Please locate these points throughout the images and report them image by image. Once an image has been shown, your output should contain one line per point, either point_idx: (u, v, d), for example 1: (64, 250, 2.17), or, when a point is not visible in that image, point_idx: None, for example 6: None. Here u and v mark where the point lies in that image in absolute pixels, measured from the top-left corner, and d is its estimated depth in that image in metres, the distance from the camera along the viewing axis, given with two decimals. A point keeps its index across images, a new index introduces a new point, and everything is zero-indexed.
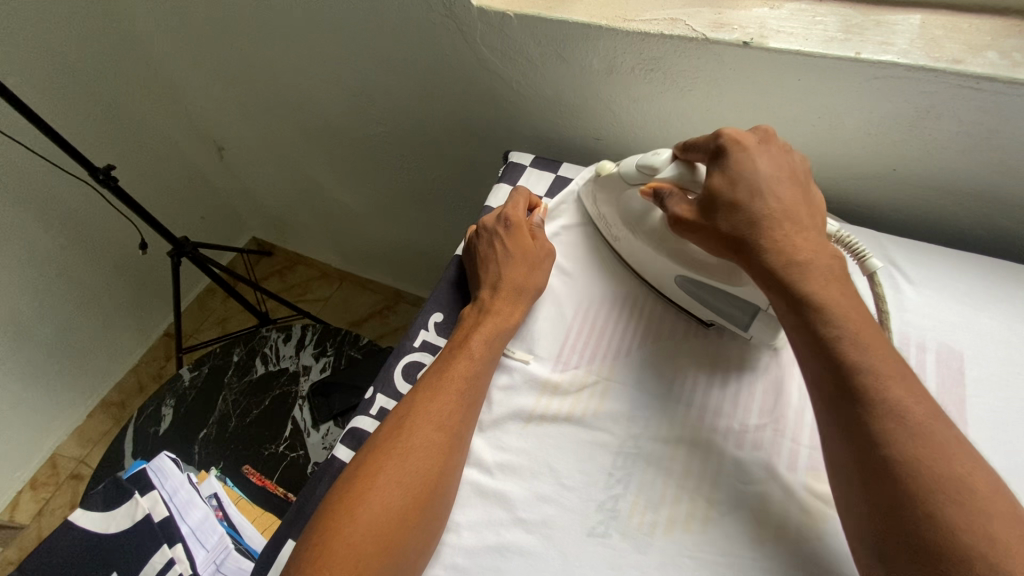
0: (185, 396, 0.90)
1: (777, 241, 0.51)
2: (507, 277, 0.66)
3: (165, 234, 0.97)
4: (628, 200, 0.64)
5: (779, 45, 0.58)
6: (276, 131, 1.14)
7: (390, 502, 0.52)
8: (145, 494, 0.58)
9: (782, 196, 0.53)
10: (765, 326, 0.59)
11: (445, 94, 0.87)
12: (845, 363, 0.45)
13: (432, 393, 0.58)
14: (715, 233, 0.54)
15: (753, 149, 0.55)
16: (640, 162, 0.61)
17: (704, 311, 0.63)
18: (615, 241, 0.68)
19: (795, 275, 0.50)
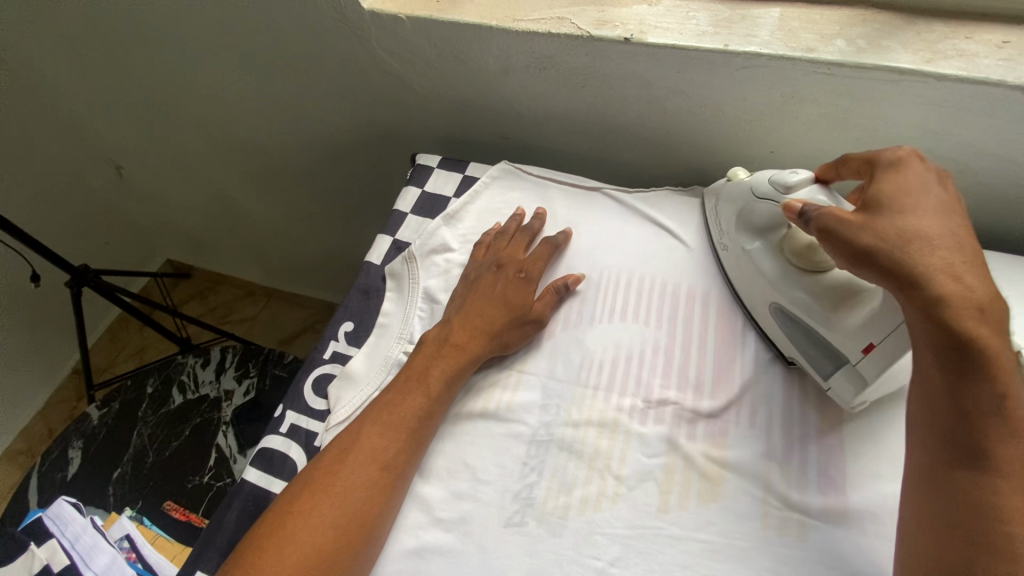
0: (94, 436, 0.95)
1: (942, 270, 0.39)
2: (486, 325, 0.55)
3: (62, 264, 1.10)
4: (750, 216, 0.55)
5: (657, 39, 0.59)
6: (179, 146, 1.14)
7: (312, 546, 0.43)
8: (43, 544, 0.58)
9: (953, 226, 0.41)
10: (855, 383, 0.47)
11: (341, 101, 0.85)
12: (988, 424, 0.38)
13: (385, 421, 0.49)
14: (864, 249, 0.41)
15: (921, 169, 0.44)
16: (774, 178, 0.53)
17: (788, 345, 0.52)
18: (721, 253, 0.59)
19: (965, 312, 0.38)
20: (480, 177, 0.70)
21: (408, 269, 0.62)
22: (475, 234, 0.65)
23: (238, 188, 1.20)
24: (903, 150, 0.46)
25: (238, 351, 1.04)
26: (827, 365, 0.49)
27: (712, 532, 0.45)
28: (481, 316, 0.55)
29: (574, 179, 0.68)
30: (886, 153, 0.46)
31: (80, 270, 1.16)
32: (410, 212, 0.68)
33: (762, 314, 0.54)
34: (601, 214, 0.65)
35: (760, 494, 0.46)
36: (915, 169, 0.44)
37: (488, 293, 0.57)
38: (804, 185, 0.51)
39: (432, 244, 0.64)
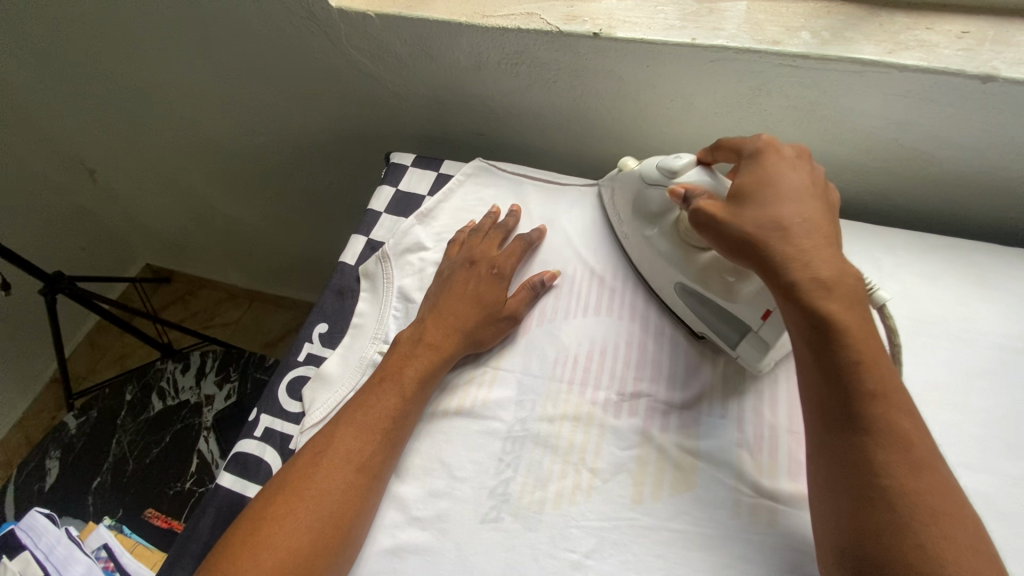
0: (72, 445, 0.94)
1: (794, 253, 0.44)
2: (465, 324, 0.55)
3: (34, 272, 1.08)
4: (643, 203, 0.57)
5: (625, 34, 0.59)
6: (152, 149, 1.12)
7: (287, 553, 0.42)
8: (15, 556, 0.57)
9: (805, 206, 0.47)
10: (755, 346, 0.50)
11: (313, 100, 0.84)
12: (852, 386, 0.41)
13: (360, 423, 0.49)
14: (735, 239, 0.47)
15: (779, 158, 0.50)
16: (661, 163, 0.55)
17: (693, 320, 0.54)
18: (622, 242, 0.61)
19: (815, 286, 0.43)
20: (455, 175, 0.69)
21: (383, 269, 0.62)
22: (450, 232, 0.65)
23: (214, 191, 1.18)
24: (760, 137, 0.52)
25: (217, 355, 1.03)
26: (733, 333, 0.52)
27: (684, 521, 0.46)
28: (456, 313, 0.55)
29: (548, 175, 0.68)
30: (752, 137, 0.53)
31: (54, 277, 1.14)
32: (384, 211, 0.68)
33: (669, 294, 0.56)
34: (575, 209, 0.65)
35: (733, 483, 0.47)
36: (772, 158, 0.50)
37: (461, 288, 0.57)
38: (688, 168, 0.54)
39: (407, 243, 0.64)
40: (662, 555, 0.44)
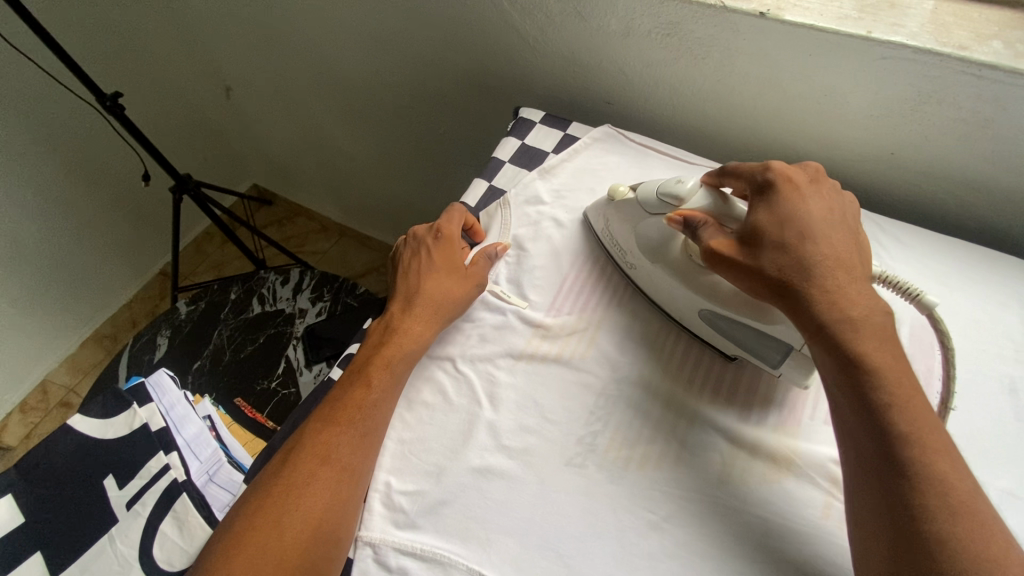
0: (180, 328, 1.03)
1: (823, 293, 0.44)
2: (425, 294, 0.56)
3: (169, 170, 1.19)
4: (643, 231, 0.55)
5: (794, 17, 0.56)
6: (286, 75, 1.19)
7: (306, 525, 0.45)
8: (143, 405, 0.61)
9: (833, 242, 0.46)
10: (801, 365, 0.48)
11: (452, 46, 0.87)
12: (879, 427, 0.40)
13: (332, 421, 0.49)
14: (761, 276, 0.46)
15: (800, 186, 0.48)
16: (660, 188, 0.52)
17: (726, 344, 0.52)
18: (628, 270, 0.58)
19: (844, 328, 0.43)
20: (582, 138, 0.70)
21: (501, 214, 0.65)
22: (568, 190, 0.66)
23: (333, 123, 1.25)
24: (771, 167, 0.50)
25: (315, 274, 1.10)
26: (773, 356, 0.49)
27: (769, 509, 0.46)
28: (433, 290, 0.56)
29: (676, 152, 0.68)
30: (763, 163, 0.51)
31: (183, 178, 1.24)
32: (508, 160, 0.69)
33: (692, 322, 0.54)
34: None
35: (825, 487, 0.46)
36: (792, 187, 0.48)
37: (418, 265, 0.59)
38: (694, 193, 0.51)
39: (525, 193, 0.66)
40: (742, 536, 0.45)
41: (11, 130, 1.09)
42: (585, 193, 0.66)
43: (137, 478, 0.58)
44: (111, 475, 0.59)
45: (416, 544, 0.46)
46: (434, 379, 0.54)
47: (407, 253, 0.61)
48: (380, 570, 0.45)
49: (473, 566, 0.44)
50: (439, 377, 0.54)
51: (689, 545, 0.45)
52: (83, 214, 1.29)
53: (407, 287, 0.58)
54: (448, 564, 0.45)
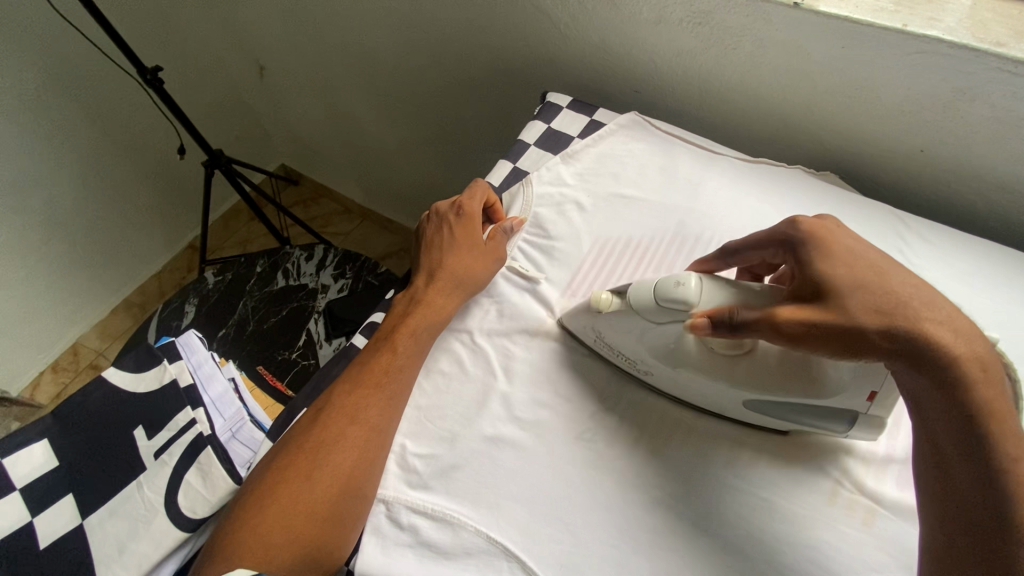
0: (207, 297, 1.07)
1: (937, 338, 0.38)
2: (447, 267, 0.58)
3: (203, 144, 1.23)
4: (649, 340, 0.49)
5: (829, 8, 0.56)
6: (317, 55, 1.21)
7: (334, 480, 0.47)
8: (173, 361, 0.64)
9: (919, 282, 0.41)
10: (870, 426, 0.46)
11: (483, 30, 0.87)
12: (1002, 481, 0.35)
13: (358, 383, 0.51)
14: (852, 322, 0.40)
15: (839, 233, 0.44)
16: (659, 294, 0.47)
17: (783, 423, 0.48)
18: (644, 377, 0.52)
19: (966, 370, 0.37)
20: (607, 124, 0.71)
21: (524, 193, 0.66)
22: (592, 174, 0.67)
23: (361, 105, 1.27)
24: (797, 224, 0.46)
25: (338, 252, 1.13)
26: (839, 423, 0.46)
27: (773, 493, 0.47)
28: (455, 264, 0.58)
29: (701, 141, 0.68)
30: (782, 223, 0.47)
31: (216, 153, 1.28)
32: (533, 144, 0.70)
33: (736, 411, 0.49)
34: (723, 177, 0.64)
35: (833, 476, 0.47)
36: (839, 237, 0.44)
37: (441, 240, 0.61)
38: (699, 292, 0.46)
39: (549, 175, 0.67)
40: (746, 517, 0.46)
41: (55, 100, 1.13)
42: (607, 177, 0.67)
43: (166, 430, 0.60)
44: (141, 426, 0.61)
45: (428, 504, 0.47)
46: (451, 350, 0.56)
47: (430, 229, 0.62)
48: (392, 526, 0.47)
49: (481, 527, 0.46)
50: (456, 348, 0.56)
51: (692, 522, 0.46)
52: (119, 184, 1.33)
53: (431, 262, 0.60)
54: (457, 524, 0.46)
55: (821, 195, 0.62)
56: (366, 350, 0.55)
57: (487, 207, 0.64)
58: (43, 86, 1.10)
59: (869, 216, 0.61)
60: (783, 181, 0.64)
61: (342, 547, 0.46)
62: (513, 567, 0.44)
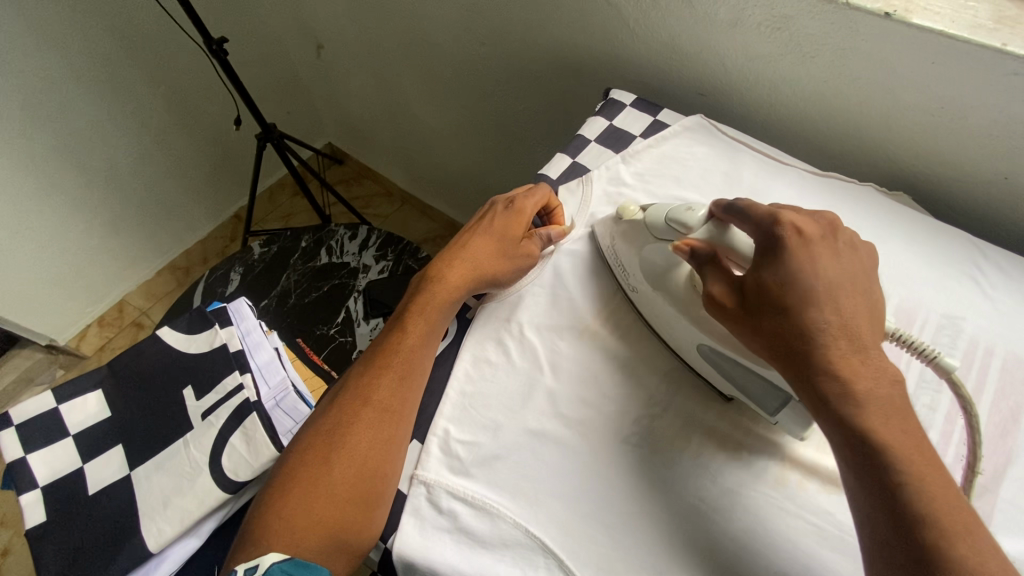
0: (253, 266, 1.09)
1: (832, 366, 0.40)
2: (470, 253, 0.58)
3: (258, 117, 1.25)
4: (648, 256, 0.54)
5: (922, 21, 0.54)
6: (376, 37, 1.22)
7: (353, 464, 0.47)
8: (224, 327, 0.65)
9: (842, 305, 0.41)
10: (798, 417, 0.45)
11: (550, 22, 0.86)
12: (896, 502, 0.36)
13: (375, 367, 0.53)
14: (761, 338, 0.43)
15: (812, 241, 0.43)
16: (670, 214, 0.51)
17: (723, 384, 0.50)
18: (632, 294, 0.56)
19: (848, 404, 0.39)
20: (672, 125, 0.69)
21: (583, 190, 0.65)
22: (653, 174, 0.66)
23: (415, 90, 1.28)
24: (780, 220, 0.44)
25: (382, 233, 1.13)
26: (770, 403, 0.46)
27: (821, 515, 0.45)
28: (479, 254, 0.58)
29: (769, 150, 0.66)
30: (773, 211, 0.45)
31: (269, 127, 1.29)
32: (594, 140, 0.69)
33: (689, 356, 0.52)
34: (790, 189, 0.62)
35: None
36: (797, 247, 0.42)
37: (478, 225, 0.61)
38: (700, 225, 0.49)
39: (608, 174, 0.66)
40: (793, 540, 0.44)
41: (123, 63, 1.17)
42: (668, 179, 0.65)
43: (214, 392, 0.62)
44: (190, 386, 0.63)
45: (467, 490, 0.47)
46: (499, 341, 0.56)
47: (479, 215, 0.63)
48: (432, 509, 0.47)
49: (520, 521, 0.46)
50: (504, 338, 0.56)
51: (732, 538, 0.45)
52: (175, 149, 1.37)
53: (457, 244, 0.60)
54: (497, 514, 0.46)
55: (892, 215, 0.60)
56: (379, 337, 0.56)
57: (546, 209, 0.62)
58: (113, 49, 1.14)
59: (944, 240, 0.58)
60: (855, 197, 0.62)
61: (369, 529, 0.46)
62: (550, 564, 0.44)
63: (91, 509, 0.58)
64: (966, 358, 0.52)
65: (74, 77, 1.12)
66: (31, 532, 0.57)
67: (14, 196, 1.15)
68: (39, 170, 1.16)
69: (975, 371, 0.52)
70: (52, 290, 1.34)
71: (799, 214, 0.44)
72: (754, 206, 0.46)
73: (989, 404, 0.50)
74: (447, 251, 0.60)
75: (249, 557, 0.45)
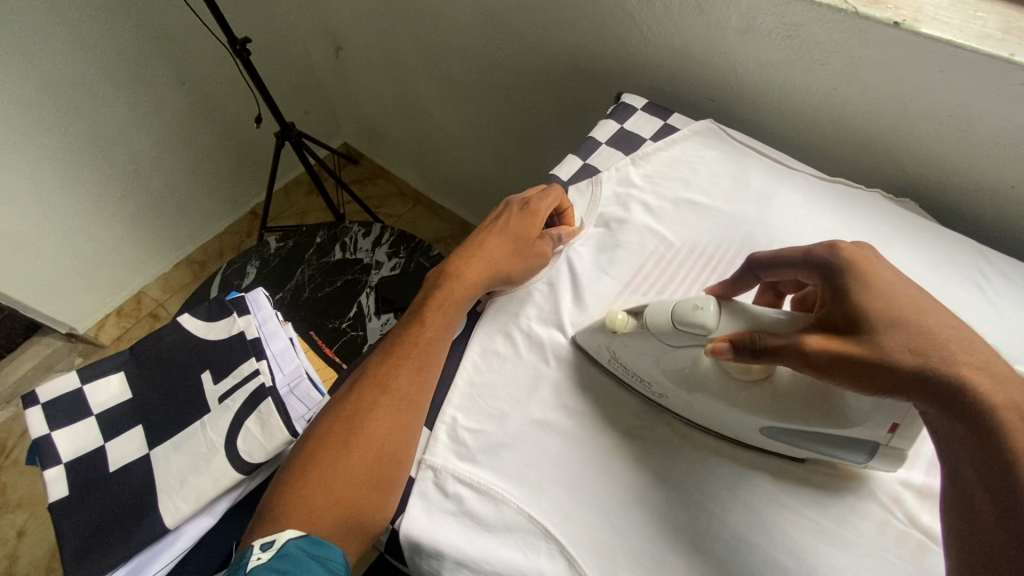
0: (268, 261, 1.12)
1: (976, 382, 0.36)
2: (485, 250, 0.60)
3: (278, 116, 1.28)
4: (670, 358, 0.49)
5: (931, 31, 0.55)
6: (395, 40, 1.25)
7: (370, 447, 0.49)
8: (242, 316, 0.68)
9: (955, 328, 0.40)
10: (892, 459, 0.44)
11: (564, 26, 0.88)
12: None
13: (392, 356, 0.54)
14: (877, 366, 0.39)
15: (884, 263, 0.44)
16: (677, 317, 0.47)
17: (794, 450, 0.47)
18: (657, 398, 0.52)
19: (1005, 423, 0.35)
20: (681, 129, 0.70)
21: (592, 190, 0.66)
22: (661, 177, 0.67)
23: (431, 92, 1.30)
24: (838, 246, 0.44)
25: (395, 231, 1.16)
26: (860, 455, 0.45)
27: (820, 512, 0.46)
28: (494, 252, 0.60)
29: (777, 155, 0.67)
30: (825, 243, 0.46)
31: (288, 125, 1.32)
32: (605, 142, 0.71)
33: (754, 439, 0.48)
34: (798, 193, 0.63)
35: (883, 503, 0.46)
36: (883, 269, 0.43)
37: (492, 225, 0.63)
38: (715, 318, 0.46)
39: (618, 176, 0.67)
40: (792, 536, 0.45)
41: (149, 61, 1.21)
42: (676, 181, 0.66)
43: (230, 377, 0.64)
44: (207, 371, 0.65)
45: (473, 475, 0.49)
46: (507, 334, 0.57)
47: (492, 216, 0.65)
48: (438, 493, 0.49)
49: (523, 506, 0.47)
50: (512, 332, 0.57)
51: (731, 530, 0.46)
52: (196, 146, 1.41)
53: (472, 242, 0.62)
54: (500, 500, 0.47)
55: (897, 220, 0.61)
56: (396, 328, 0.58)
57: (559, 211, 0.64)
58: (141, 46, 1.18)
59: (948, 247, 0.59)
60: (861, 203, 0.63)
61: (384, 512, 0.48)
62: (552, 549, 0.45)
63: (111, 486, 0.60)
64: None
65: (105, 74, 1.16)
66: (53, 506, 0.59)
67: (42, 187, 1.19)
68: (67, 162, 1.20)
69: None
70: (74, 280, 1.38)
71: (852, 244, 0.45)
72: (776, 255, 0.48)
73: None
74: (463, 248, 0.61)
75: (266, 533, 0.46)
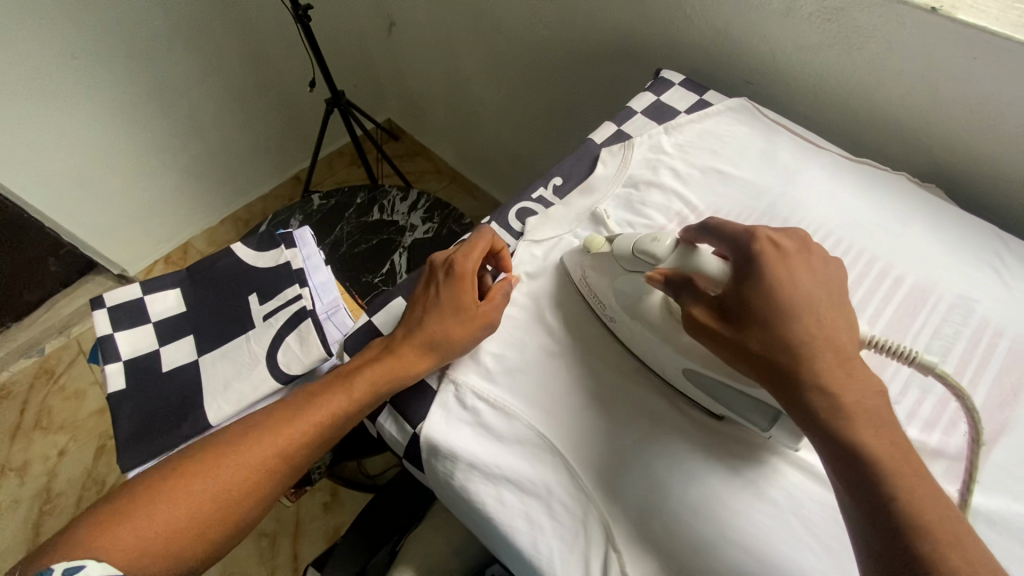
0: (311, 216, 1.19)
1: (817, 376, 0.42)
2: (427, 327, 0.55)
3: (330, 83, 1.34)
4: (620, 286, 0.55)
5: (967, 18, 0.56)
6: (446, 17, 1.30)
7: (213, 499, 0.50)
8: (289, 248, 0.73)
9: (823, 318, 0.44)
10: (788, 432, 0.47)
11: (611, 6, 0.92)
12: (890, 504, 0.38)
13: (287, 418, 0.53)
14: (741, 351, 0.45)
15: (790, 253, 0.47)
16: (637, 243, 0.54)
17: (706, 401, 0.51)
18: (609, 324, 0.57)
19: (835, 413, 0.41)
20: (715, 105, 0.73)
21: (624, 153, 0.70)
22: (691, 147, 0.70)
23: (476, 70, 1.35)
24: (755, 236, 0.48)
25: (431, 198, 1.21)
26: (761, 419, 0.47)
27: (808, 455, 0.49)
28: (435, 331, 0.55)
29: (807, 134, 0.69)
30: (748, 229, 0.49)
31: (339, 92, 1.38)
32: (641, 112, 0.74)
33: (677, 380, 0.52)
34: (823, 171, 0.66)
35: None
36: (781, 260, 0.46)
37: (433, 297, 0.57)
38: (668, 252, 0.52)
39: (650, 143, 0.71)
40: (781, 473, 0.48)
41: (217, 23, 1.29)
42: (705, 151, 0.70)
43: (276, 300, 0.70)
44: (254, 294, 0.71)
45: (491, 393, 0.53)
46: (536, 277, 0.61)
47: (431, 286, 0.58)
48: (457, 405, 0.53)
49: (533, 423, 0.51)
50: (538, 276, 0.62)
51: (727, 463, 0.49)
52: (251, 107, 1.49)
53: (413, 319, 0.56)
54: (512, 415, 0.52)
55: (917, 202, 0.63)
56: (315, 386, 0.56)
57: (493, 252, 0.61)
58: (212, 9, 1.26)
59: (967, 230, 0.60)
60: (885, 184, 0.64)
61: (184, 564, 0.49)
62: (557, 461, 0.50)
63: (163, 385, 0.66)
64: (975, 339, 0.54)
65: (178, 33, 1.24)
66: (111, 397, 0.66)
67: (111, 133, 1.29)
68: (135, 111, 1.29)
69: (983, 352, 0.53)
70: (131, 224, 1.48)
71: (773, 229, 0.49)
72: (726, 224, 0.51)
73: (992, 383, 0.52)
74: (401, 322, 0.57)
75: (58, 549, 0.45)
